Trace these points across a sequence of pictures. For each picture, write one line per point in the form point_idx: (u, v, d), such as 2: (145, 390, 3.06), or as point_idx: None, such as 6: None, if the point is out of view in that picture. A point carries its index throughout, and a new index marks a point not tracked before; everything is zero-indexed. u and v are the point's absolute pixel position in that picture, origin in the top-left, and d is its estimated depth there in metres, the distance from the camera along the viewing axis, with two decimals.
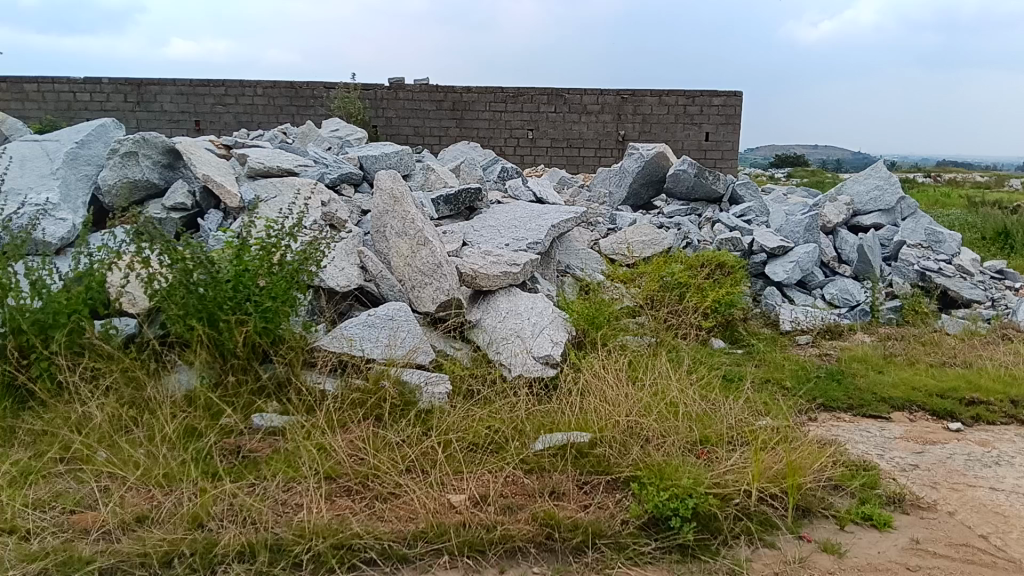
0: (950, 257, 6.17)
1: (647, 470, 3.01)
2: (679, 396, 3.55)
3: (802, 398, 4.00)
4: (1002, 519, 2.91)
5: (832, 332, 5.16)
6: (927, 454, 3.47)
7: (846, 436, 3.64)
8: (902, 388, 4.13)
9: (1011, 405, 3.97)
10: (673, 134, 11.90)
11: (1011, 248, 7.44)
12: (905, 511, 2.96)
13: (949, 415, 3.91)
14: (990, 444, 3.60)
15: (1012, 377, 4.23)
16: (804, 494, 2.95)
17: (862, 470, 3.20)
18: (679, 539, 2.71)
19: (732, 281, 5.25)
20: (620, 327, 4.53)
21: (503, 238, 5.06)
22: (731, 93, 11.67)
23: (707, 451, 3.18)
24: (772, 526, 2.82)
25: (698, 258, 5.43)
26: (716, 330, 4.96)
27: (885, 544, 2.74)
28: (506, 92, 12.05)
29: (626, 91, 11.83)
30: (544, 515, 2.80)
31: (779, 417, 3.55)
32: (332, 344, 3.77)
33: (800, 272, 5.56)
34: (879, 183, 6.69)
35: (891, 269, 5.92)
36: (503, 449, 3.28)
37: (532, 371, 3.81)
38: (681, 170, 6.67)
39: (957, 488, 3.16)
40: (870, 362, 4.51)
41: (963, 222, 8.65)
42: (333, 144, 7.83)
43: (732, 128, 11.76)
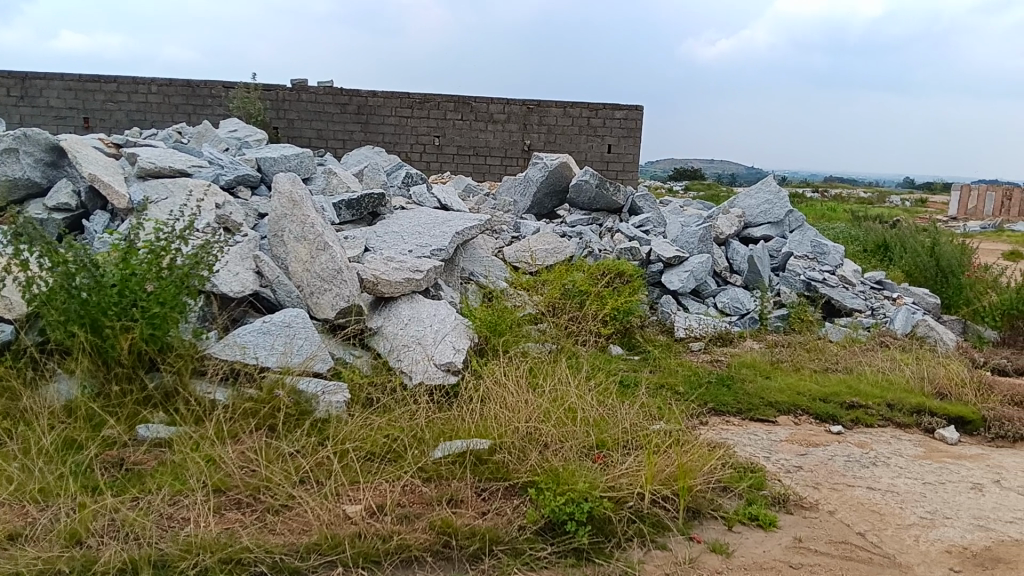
0: (834, 268, 6.48)
1: (544, 475, 3.03)
2: (578, 402, 3.59)
3: (694, 402, 4.13)
4: (878, 517, 3.07)
5: (723, 339, 5.35)
6: (810, 456, 3.63)
7: (735, 439, 3.77)
8: (787, 393, 4.31)
9: (887, 408, 4.20)
10: (577, 145, 12.08)
11: (889, 260, 7.88)
12: (789, 511, 3.09)
13: (831, 418, 4.10)
14: (868, 446, 3.80)
15: (888, 383, 4.48)
16: (694, 496, 3.03)
17: (749, 472, 3.32)
18: (574, 542, 2.73)
19: (631, 289, 5.36)
20: (521, 334, 4.56)
21: (406, 245, 5.01)
22: (633, 107, 11.95)
23: (603, 455, 3.23)
24: (664, 527, 2.89)
25: (599, 266, 5.52)
26: (614, 337, 5.07)
27: (770, 543, 2.84)
28: (412, 98, 11.99)
29: (531, 101, 11.95)
30: (441, 523, 2.78)
31: (672, 421, 3.64)
32: (223, 352, 3.64)
33: (695, 280, 5.74)
34: (769, 197, 6.96)
35: (780, 279, 6.17)
36: (401, 457, 3.24)
37: (433, 379, 3.78)
38: (583, 181, 6.77)
39: (837, 488, 3.31)
40: (758, 368, 4.69)
41: (847, 235, 9.13)
42: (231, 145, 7.61)
43: (633, 140, 12.04)
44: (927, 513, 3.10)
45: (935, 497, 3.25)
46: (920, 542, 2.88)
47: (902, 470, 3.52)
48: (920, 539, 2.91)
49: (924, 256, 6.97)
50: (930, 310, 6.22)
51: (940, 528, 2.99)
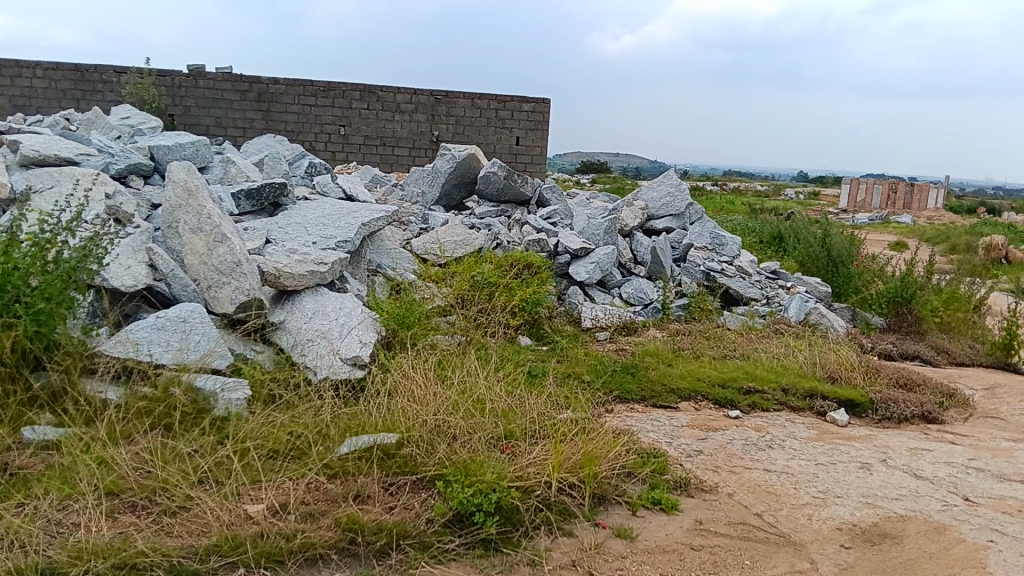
0: (731, 259, 6.70)
1: (452, 468, 3.01)
2: (485, 393, 3.58)
3: (600, 390, 4.20)
4: (774, 498, 3.19)
5: (628, 328, 5.45)
6: (710, 440, 3.75)
7: (639, 426, 3.85)
8: (688, 379, 4.44)
9: (782, 392, 4.37)
10: (485, 136, 12.07)
11: (783, 251, 8.21)
12: (690, 495, 3.18)
13: (729, 403, 4.25)
14: (764, 429, 3.95)
15: (783, 368, 4.67)
16: (600, 482, 3.07)
17: (653, 457, 3.39)
18: (482, 533, 2.73)
19: (539, 280, 5.40)
20: (429, 326, 4.53)
21: (309, 236, 4.89)
22: (540, 99, 12.04)
23: (511, 446, 3.23)
24: (571, 515, 2.93)
25: (508, 257, 5.54)
26: (523, 328, 5.09)
27: (672, 526, 2.92)
28: (316, 86, 11.73)
29: (439, 91, 11.87)
30: (347, 520, 2.72)
31: (579, 409, 3.69)
32: (115, 348, 3.48)
33: (601, 271, 5.83)
34: (671, 189, 7.13)
35: (682, 269, 6.34)
36: (305, 454, 3.16)
37: (338, 373, 3.71)
38: (491, 172, 6.77)
39: (735, 470, 3.43)
40: (661, 355, 4.81)
41: (744, 227, 9.47)
42: (123, 133, 7.27)
43: (541, 133, 12.13)
44: (819, 492, 3.24)
45: (827, 477, 3.40)
46: (813, 521, 3.01)
47: (796, 451, 3.68)
48: (813, 518, 3.04)
49: (816, 246, 7.29)
50: (821, 299, 6.50)
51: (831, 506, 3.12)
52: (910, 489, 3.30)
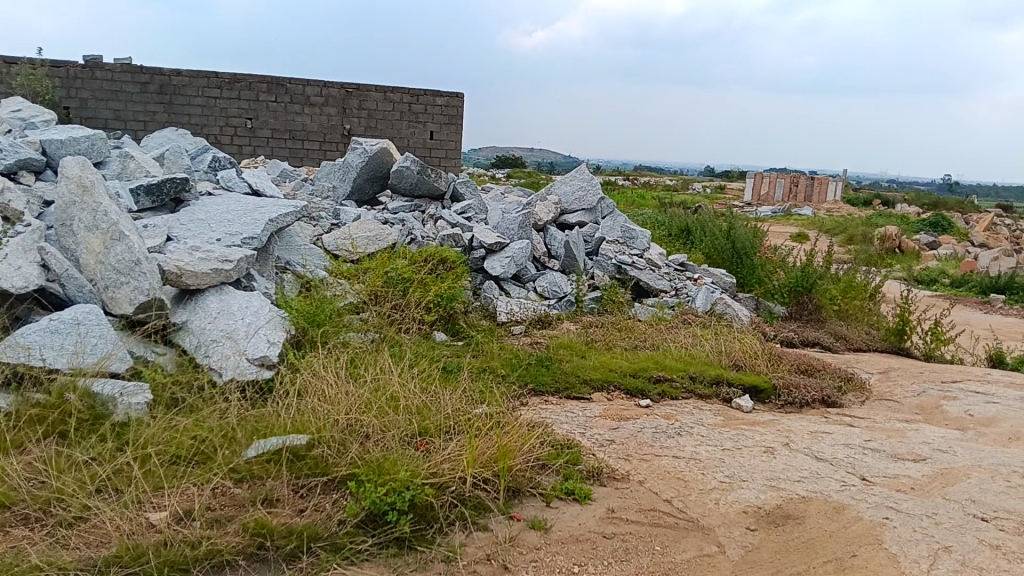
0: (642, 252, 6.84)
1: (364, 467, 2.95)
2: (399, 390, 3.53)
3: (515, 383, 4.22)
4: (683, 484, 3.27)
5: (542, 322, 5.49)
6: (621, 429, 3.82)
7: (553, 418, 3.89)
8: (600, 370, 4.50)
9: (690, 380, 4.49)
10: (398, 130, 11.94)
11: (690, 243, 8.44)
12: (602, 484, 3.23)
13: (640, 393, 4.35)
14: (673, 417, 4.04)
15: (691, 357, 4.79)
16: (514, 476, 3.08)
17: (566, 448, 3.42)
18: (396, 532, 2.70)
19: (454, 275, 5.38)
20: (341, 323, 4.45)
21: (213, 233, 4.74)
22: (453, 94, 11.99)
23: (425, 442, 3.19)
24: (485, 509, 2.92)
25: (421, 253, 5.49)
26: (438, 323, 5.05)
27: (585, 516, 2.95)
28: (221, 78, 11.38)
29: (350, 85, 11.69)
30: (255, 524, 2.65)
31: (493, 404, 3.69)
32: (3, 354, 3.30)
33: (515, 266, 5.86)
34: (583, 184, 7.22)
35: (594, 262, 6.43)
36: (210, 459, 3.07)
37: (245, 374, 3.61)
38: (404, 167, 6.69)
39: (645, 458, 3.50)
40: (575, 348, 4.86)
41: (654, 220, 9.69)
42: (12, 126, 6.89)
43: (455, 127, 12.08)
44: (726, 477, 3.34)
45: (733, 462, 3.51)
46: (720, 505, 3.10)
47: (703, 438, 3.78)
48: (720, 502, 3.13)
49: (722, 239, 7.51)
50: (727, 290, 6.70)
51: (737, 490, 3.22)
52: (811, 471, 3.43)
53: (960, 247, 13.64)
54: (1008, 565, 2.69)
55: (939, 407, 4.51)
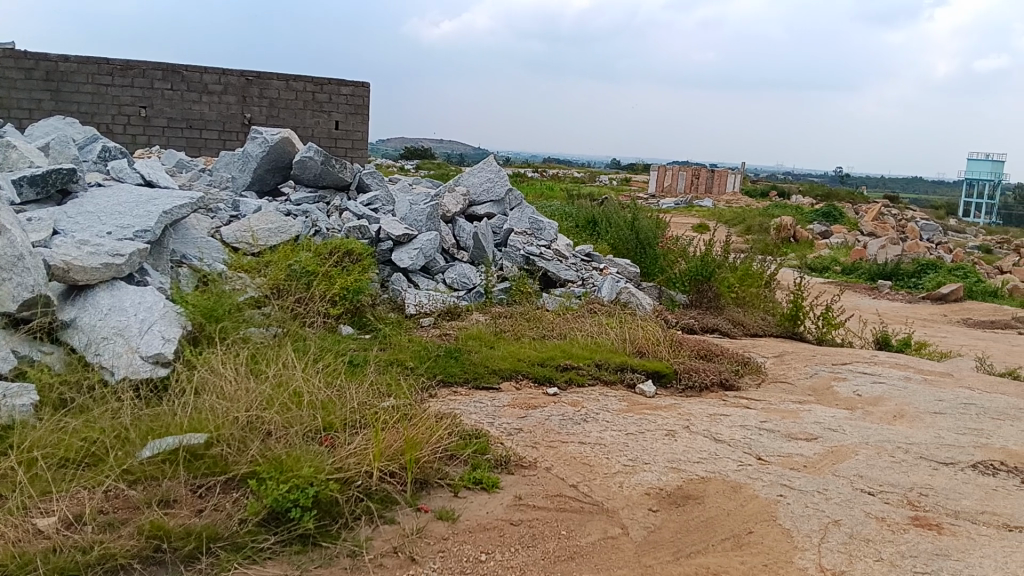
0: (549, 243, 6.90)
1: (266, 464, 2.87)
2: (302, 384, 3.44)
3: (423, 376, 4.19)
4: (588, 469, 3.33)
5: (452, 314, 5.48)
6: (529, 417, 3.85)
7: (461, 408, 3.89)
8: (509, 360, 4.53)
9: (595, 367, 4.57)
10: (302, 120, 11.63)
11: (596, 234, 8.57)
12: (510, 472, 3.25)
13: (548, 380, 4.40)
14: (579, 404, 4.11)
15: (597, 345, 4.86)
16: (421, 467, 3.05)
17: (474, 438, 3.42)
18: (299, 529, 2.64)
19: (360, 268, 5.29)
20: (241, 318, 4.32)
21: (104, 226, 4.53)
22: (359, 83, 11.77)
23: (330, 437, 3.12)
24: (392, 502, 2.89)
25: (326, 246, 5.39)
26: (344, 317, 4.95)
27: (493, 504, 2.97)
28: (112, 65, 10.90)
29: (250, 72, 11.34)
30: (151, 527, 2.55)
31: (401, 396, 3.65)
32: None
33: (423, 258, 5.83)
34: (491, 175, 7.23)
35: (502, 254, 6.45)
36: (102, 461, 2.94)
37: (138, 373, 3.46)
38: (307, 157, 6.54)
39: (552, 445, 3.55)
40: (484, 339, 4.87)
41: (561, 212, 9.80)
42: None
43: (361, 117, 11.85)
44: (630, 460, 3.42)
45: (636, 445, 3.59)
46: (624, 488, 3.17)
47: (608, 423, 3.85)
48: (624, 485, 3.19)
49: (626, 230, 7.67)
50: (631, 279, 6.83)
51: (641, 473, 3.30)
52: (710, 452, 3.55)
53: (849, 236, 14.33)
54: (893, 535, 2.84)
55: (830, 388, 4.73)
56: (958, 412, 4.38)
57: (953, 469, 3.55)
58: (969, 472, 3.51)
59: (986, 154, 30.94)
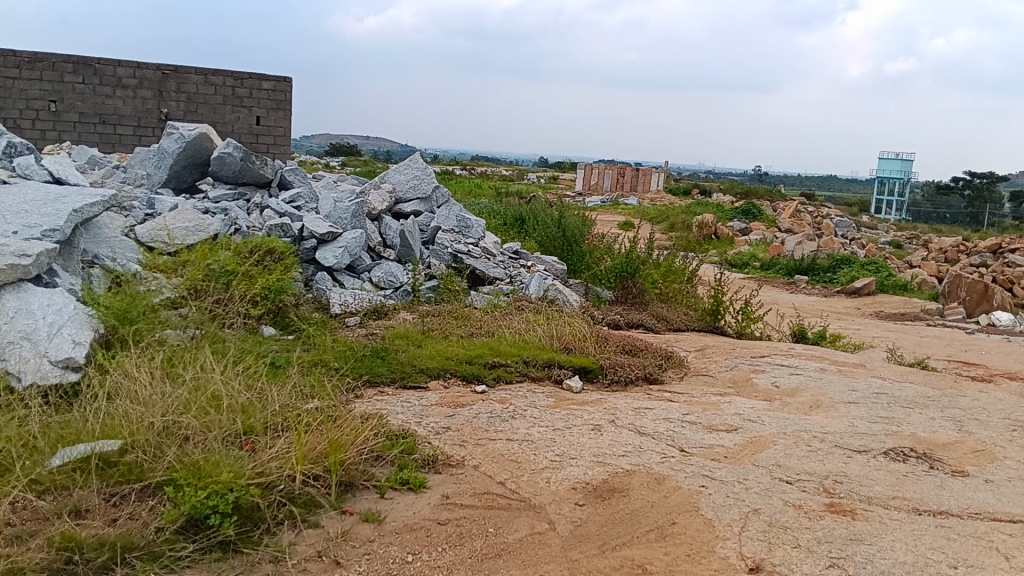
0: (477, 240, 6.89)
1: (183, 470, 2.78)
2: (221, 387, 3.34)
3: (348, 376, 4.13)
4: (515, 466, 3.33)
5: (378, 312, 5.41)
6: (457, 416, 3.84)
7: (388, 408, 3.84)
8: (436, 358, 4.50)
9: (523, 364, 4.58)
10: (221, 115, 11.29)
11: (523, 231, 8.61)
12: (437, 471, 3.23)
13: (476, 378, 4.40)
14: (507, 401, 4.11)
15: (525, 342, 4.87)
16: (346, 469, 3.01)
17: (401, 438, 3.39)
18: (219, 536, 2.56)
19: (283, 267, 5.18)
20: (157, 320, 4.17)
21: (9, 225, 4.31)
22: (280, 78, 11.51)
23: (251, 441, 3.04)
24: (316, 505, 2.84)
25: (246, 244, 5.27)
26: (265, 317, 4.83)
27: (419, 504, 2.95)
28: (19, 57, 10.44)
29: (166, 66, 10.98)
30: (62, 538, 2.45)
31: (325, 397, 3.58)
32: None
33: (349, 256, 5.75)
34: (417, 173, 7.20)
35: (430, 252, 6.42)
36: (9, 471, 2.80)
37: (47, 378, 3.31)
38: (226, 153, 6.38)
39: (480, 443, 3.54)
40: (411, 337, 4.83)
41: (489, 210, 9.80)
42: None
43: (283, 113, 11.58)
44: (557, 456, 3.44)
45: (563, 440, 3.61)
46: (551, 483, 3.19)
47: (536, 419, 3.87)
48: (551, 480, 3.21)
49: (553, 227, 7.72)
50: (558, 276, 6.87)
51: (567, 468, 3.32)
52: (635, 445, 3.60)
53: (767, 232, 14.75)
54: (809, 522, 2.93)
55: (749, 381, 4.86)
56: (870, 402, 4.55)
57: (866, 456, 3.68)
58: (881, 460, 3.65)
59: (895, 153, 32.30)
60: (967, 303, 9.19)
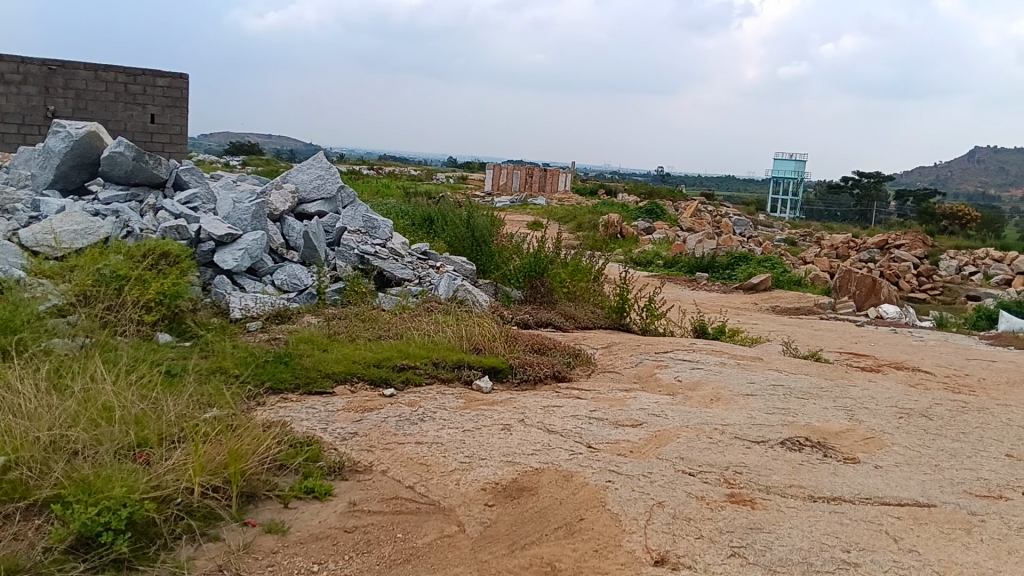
0: (384, 241, 6.80)
1: (72, 486, 2.64)
2: (113, 398, 3.19)
3: (250, 383, 4.02)
4: (425, 469, 3.31)
5: (281, 316, 5.28)
6: (364, 421, 3.78)
7: (292, 415, 3.75)
8: (343, 363, 4.42)
9: (432, 366, 4.56)
10: (113, 113, 10.72)
11: (432, 232, 8.57)
12: (344, 478, 3.18)
13: (384, 382, 4.34)
14: (416, 404, 4.08)
15: (434, 344, 4.84)
16: (248, 480, 2.91)
17: (305, 445, 3.31)
18: (112, 554, 2.43)
19: (179, 271, 5.00)
20: (43, 329, 3.99)
21: None
22: (177, 75, 11.01)
23: (146, 454, 2.92)
24: (216, 518, 2.74)
25: (140, 248, 5.07)
26: (160, 324, 4.60)
27: (325, 513, 2.89)
28: None
29: (53, 61, 10.46)
30: None
31: (226, 406, 3.47)
32: None
33: (249, 259, 5.60)
34: (321, 173, 7.09)
35: (335, 253, 6.32)
36: None
37: None
38: (117, 153, 6.11)
39: (388, 447, 3.50)
40: (316, 342, 4.73)
41: (396, 211, 9.71)
42: None
43: (179, 111, 11.03)
44: (466, 457, 3.43)
45: (473, 441, 3.60)
46: (460, 485, 3.18)
47: (445, 421, 3.85)
48: (460, 482, 3.20)
49: (462, 227, 7.70)
50: (467, 276, 6.86)
51: (477, 469, 3.32)
52: (544, 444, 3.62)
53: (671, 231, 15.15)
54: (711, 513, 3.02)
55: (654, 376, 4.97)
56: (767, 393, 4.73)
57: (765, 447, 3.82)
58: (778, 449, 3.79)
59: (790, 154, 33.63)
60: (857, 297, 9.67)
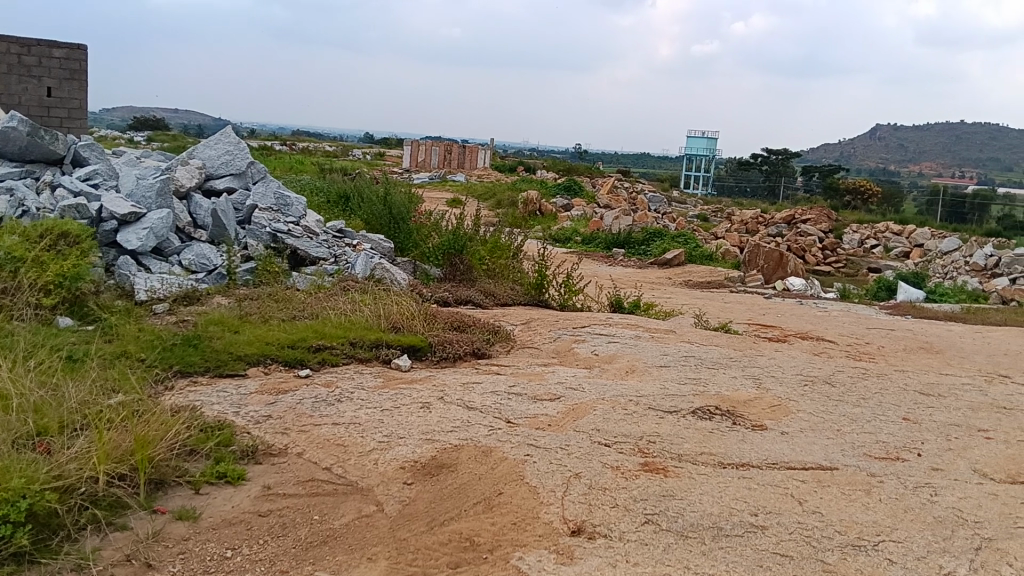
0: (298, 219, 6.65)
1: None
2: (8, 387, 3.05)
3: (157, 367, 3.89)
4: (342, 449, 3.28)
5: (189, 298, 5.12)
6: (279, 403, 3.72)
7: (202, 400, 3.66)
8: (255, 344, 4.33)
9: (349, 346, 4.51)
10: (6, 87, 10.10)
11: (348, 209, 8.44)
12: (258, 461, 3.13)
13: (300, 363, 4.27)
14: (333, 384, 4.04)
15: (350, 323, 4.78)
16: (156, 466, 2.83)
17: (216, 430, 3.24)
18: (12, 547, 2.32)
19: (80, 252, 4.80)
20: None
21: None
22: (74, 46, 10.43)
23: (46, 443, 2.80)
24: (123, 507, 2.66)
25: (36, 228, 4.83)
26: (60, 307, 4.42)
27: (238, 497, 2.84)
28: None
29: None
30: None
31: (131, 392, 3.36)
32: None
33: (155, 238, 5.39)
34: (228, 149, 6.87)
35: (246, 232, 6.15)
36: None
37: None
38: (10, 127, 5.80)
39: (304, 429, 3.45)
40: (226, 324, 4.61)
41: (311, 188, 9.51)
42: None
43: (77, 84, 10.48)
44: (384, 436, 3.41)
45: (390, 421, 3.59)
46: (378, 464, 3.17)
47: (363, 401, 3.82)
48: (379, 461, 3.19)
49: (379, 205, 7.61)
50: (385, 254, 6.79)
51: (395, 448, 3.31)
52: (462, 420, 3.64)
53: (588, 207, 15.33)
54: (626, 482, 3.10)
55: (571, 350, 5.05)
56: (679, 365, 4.86)
57: (678, 416, 3.93)
58: (690, 419, 3.91)
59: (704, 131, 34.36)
60: (766, 270, 10.01)
